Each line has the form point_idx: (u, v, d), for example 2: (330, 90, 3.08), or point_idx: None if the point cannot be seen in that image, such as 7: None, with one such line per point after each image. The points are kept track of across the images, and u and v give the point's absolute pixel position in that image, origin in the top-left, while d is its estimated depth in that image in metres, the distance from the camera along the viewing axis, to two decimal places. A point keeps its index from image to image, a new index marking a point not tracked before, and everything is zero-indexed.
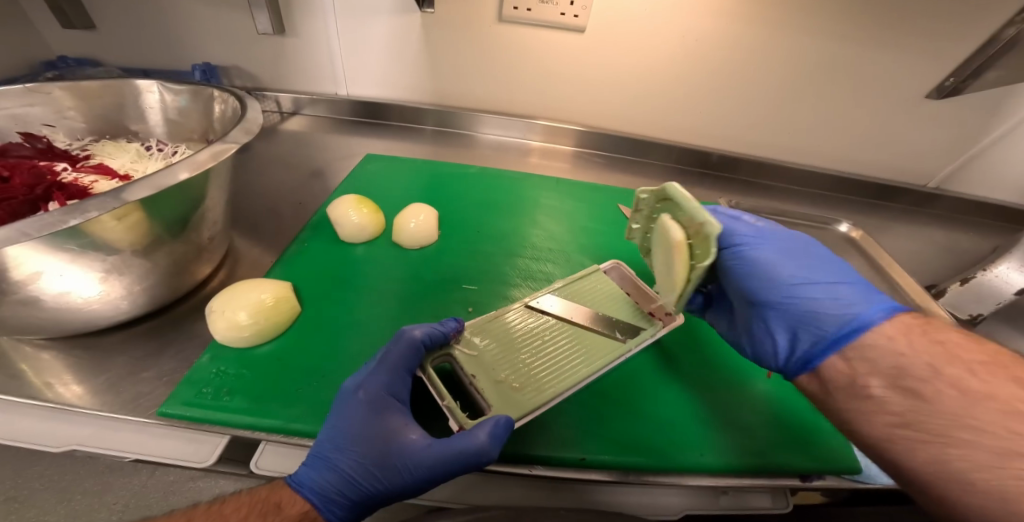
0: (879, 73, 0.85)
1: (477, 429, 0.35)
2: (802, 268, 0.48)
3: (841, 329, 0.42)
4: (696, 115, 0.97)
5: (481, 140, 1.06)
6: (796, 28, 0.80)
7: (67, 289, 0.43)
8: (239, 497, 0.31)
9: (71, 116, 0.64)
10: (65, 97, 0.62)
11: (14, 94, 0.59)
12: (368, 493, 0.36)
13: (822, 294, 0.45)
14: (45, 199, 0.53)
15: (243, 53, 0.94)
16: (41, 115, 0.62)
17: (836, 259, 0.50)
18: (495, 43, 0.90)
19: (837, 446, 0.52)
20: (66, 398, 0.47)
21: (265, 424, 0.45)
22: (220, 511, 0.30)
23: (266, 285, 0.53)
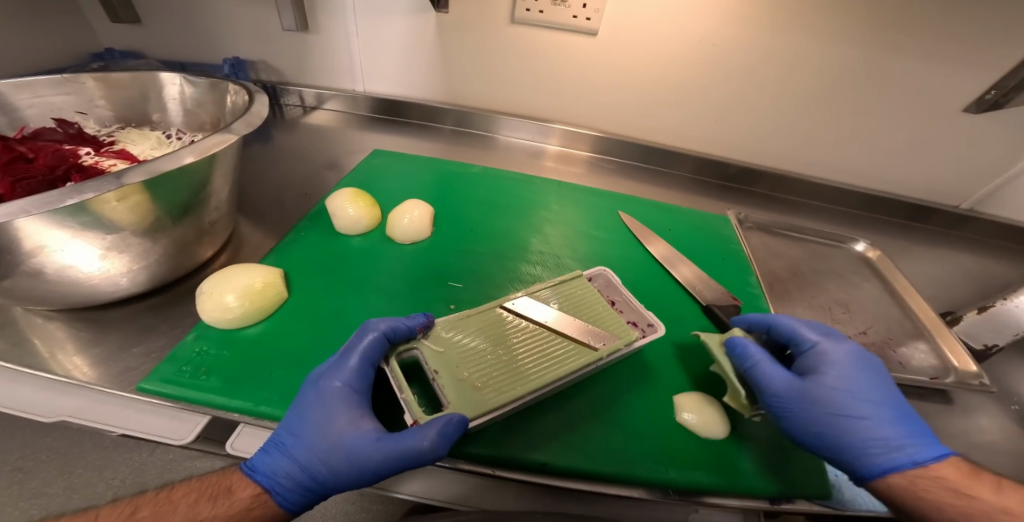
0: (909, 86, 0.81)
1: (427, 428, 0.36)
2: (854, 395, 0.50)
3: (897, 463, 0.46)
4: (714, 124, 0.95)
5: (497, 141, 1.07)
6: (827, 31, 0.77)
7: (72, 263, 0.46)
8: (190, 483, 0.34)
9: (101, 105, 0.68)
10: (96, 86, 0.66)
11: (50, 83, 0.63)
12: (321, 482, 0.37)
13: (879, 424, 0.48)
14: (65, 179, 0.53)
15: (269, 48, 0.97)
16: (74, 102, 0.66)
17: (878, 380, 0.52)
18: (509, 45, 0.90)
19: (812, 471, 0.51)
20: (62, 367, 0.50)
21: (237, 406, 0.47)
22: (169, 498, 0.32)
23: (254, 270, 0.55)
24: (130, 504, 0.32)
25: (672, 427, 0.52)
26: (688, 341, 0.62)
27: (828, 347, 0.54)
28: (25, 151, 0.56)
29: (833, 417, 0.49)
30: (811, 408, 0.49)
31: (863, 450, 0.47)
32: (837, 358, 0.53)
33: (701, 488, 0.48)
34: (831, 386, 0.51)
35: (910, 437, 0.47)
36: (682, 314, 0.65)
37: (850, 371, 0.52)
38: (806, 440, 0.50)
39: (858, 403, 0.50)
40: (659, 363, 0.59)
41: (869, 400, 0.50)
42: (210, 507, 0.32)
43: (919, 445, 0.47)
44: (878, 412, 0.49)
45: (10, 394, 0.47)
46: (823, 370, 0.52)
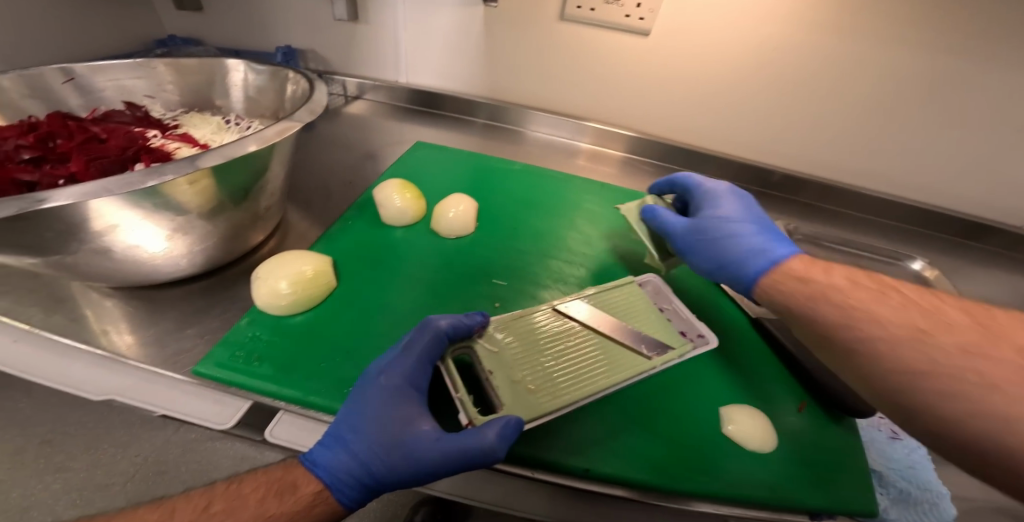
0: (981, 97, 0.76)
1: (486, 429, 0.35)
2: (745, 222, 0.58)
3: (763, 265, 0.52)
4: (764, 130, 0.92)
5: (530, 137, 1.06)
6: (901, 37, 0.73)
7: (137, 243, 0.47)
8: (256, 477, 0.34)
9: (168, 89, 0.70)
10: (167, 72, 0.69)
11: (128, 67, 0.66)
12: (380, 480, 0.37)
13: (755, 236, 0.56)
14: (134, 160, 0.55)
15: (318, 37, 0.99)
16: (145, 87, 0.69)
17: (762, 221, 0.60)
18: (556, 42, 0.89)
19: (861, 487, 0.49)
20: (117, 345, 0.52)
21: (286, 394, 0.47)
22: (238, 491, 0.33)
23: (305, 257, 0.56)
24: (203, 498, 0.32)
25: (718, 437, 0.51)
26: (736, 353, 0.59)
27: (725, 198, 0.64)
28: (100, 132, 0.58)
29: (723, 241, 0.57)
30: (710, 239, 0.59)
31: (745, 256, 0.54)
32: (731, 205, 0.62)
33: (752, 501, 0.47)
34: (724, 220, 0.59)
35: (778, 243, 0.54)
36: (730, 324, 0.63)
37: (717, 214, 0.61)
38: (719, 273, 0.58)
39: (735, 225, 0.58)
40: (705, 373, 0.57)
41: (751, 226, 0.57)
42: (276, 503, 0.33)
43: (780, 245, 0.54)
44: (761, 228, 0.57)
45: (65, 371, 0.49)
46: (716, 211, 0.61)
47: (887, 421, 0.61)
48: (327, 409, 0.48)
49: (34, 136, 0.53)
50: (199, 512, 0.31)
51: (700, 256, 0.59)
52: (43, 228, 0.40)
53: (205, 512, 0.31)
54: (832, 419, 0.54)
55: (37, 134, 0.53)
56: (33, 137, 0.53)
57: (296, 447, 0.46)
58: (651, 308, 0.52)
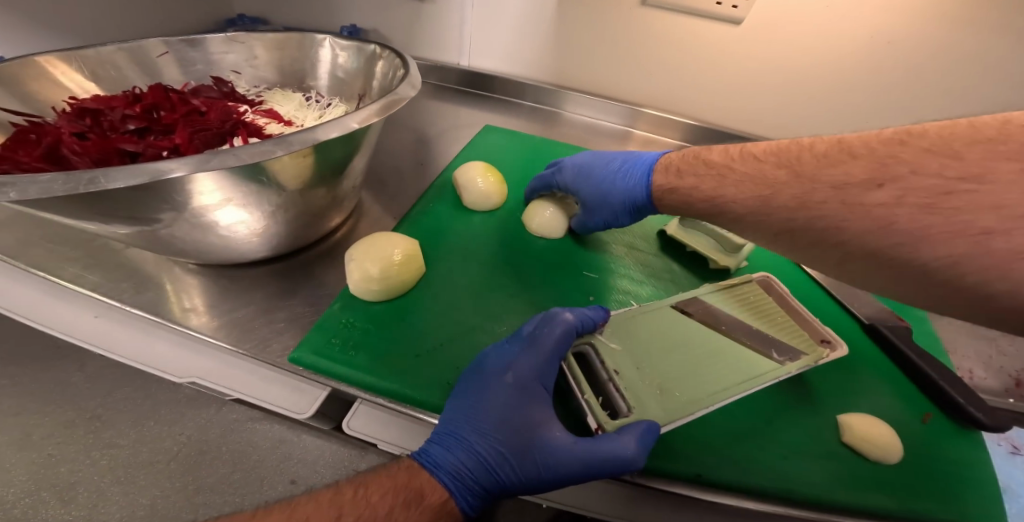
0: None
1: (625, 436, 0.35)
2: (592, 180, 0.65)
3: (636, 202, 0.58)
4: (849, 124, 0.85)
5: (567, 118, 1.02)
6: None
7: (236, 220, 0.45)
8: (382, 482, 0.33)
9: (257, 63, 0.69)
10: (259, 47, 0.68)
11: (223, 41, 0.66)
12: (499, 481, 0.37)
13: (633, 160, 0.63)
14: (232, 134, 0.53)
15: (381, 16, 0.96)
16: (235, 60, 0.68)
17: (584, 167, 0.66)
18: (633, 28, 0.84)
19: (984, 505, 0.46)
20: (205, 326, 0.50)
21: (384, 387, 0.46)
22: (367, 499, 0.31)
23: (394, 240, 0.53)
24: (333, 507, 0.30)
25: (839, 448, 0.47)
26: (848, 362, 0.55)
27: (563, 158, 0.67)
28: (200, 106, 0.58)
29: (607, 180, 0.62)
30: (592, 187, 0.62)
31: (631, 179, 0.60)
32: (576, 156, 0.67)
33: (877, 513, 0.44)
34: (587, 164, 0.65)
35: (628, 169, 0.61)
36: (837, 329, 0.58)
37: (573, 162, 0.66)
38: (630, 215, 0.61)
39: (603, 165, 0.64)
40: (817, 381, 0.53)
41: (607, 162, 0.64)
42: (404, 513, 0.31)
43: (639, 164, 0.62)
44: (618, 160, 0.65)
45: (147, 352, 0.48)
46: (567, 161, 0.66)
47: (1009, 435, 0.57)
48: (426, 404, 0.46)
49: (142, 107, 0.54)
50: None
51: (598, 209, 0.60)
52: (159, 203, 0.38)
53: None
54: (960, 428, 0.51)
55: (144, 104, 0.55)
56: (140, 107, 0.54)
57: (371, 440, 0.46)
58: (773, 312, 0.48)
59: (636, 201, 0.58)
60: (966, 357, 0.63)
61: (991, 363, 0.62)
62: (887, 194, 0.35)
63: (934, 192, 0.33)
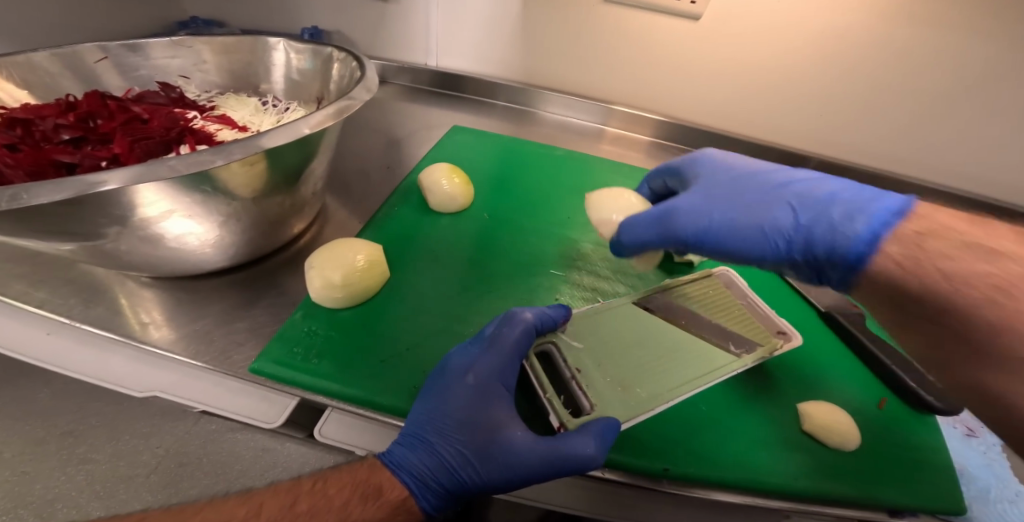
0: None
1: (586, 440, 0.35)
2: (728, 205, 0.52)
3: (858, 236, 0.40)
4: (810, 118, 0.87)
5: (545, 119, 1.02)
6: (978, 25, 0.68)
7: (185, 231, 0.43)
8: (341, 476, 0.34)
9: (206, 68, 0.68)
10: (205, 50, 0.66)
11: (166, 45, 0.64)
12: (462, 482, 0.37)
13: (831, 188, 0.46)
14: (178, 141, 0.53)
15: (344, 18, 0.94)
16: (181, 66, 0.66)
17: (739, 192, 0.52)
18: (597, 26, 0.85)
19: (943, 485, 0.48)
20: (160, 340, 0.49)
21: (348, 394, 0.45)
22: (324, 491, 0.32)
23: (358, 245, 0.53)
24: (289, 495, 0.32)
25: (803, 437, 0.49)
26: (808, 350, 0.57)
27: (747, 162, 0.57)
28: (141, 112, 0.56)
29: (759, 203, 0.50)
30: (738, 198, 0.52)
31: (853, 212, 0.42)
32: (740, 161, 0.57)
33: (836, 499, 0.45)
34: (747, 180, 0.54)
35: (867, 194, 0.43)
36: (797, 318, 0.60)
37: (728, 173, 0.56)
38: (752, 246, 0.49)
39: (789, 180, 0.50)
40: (779, 370, 0.54)
41: (786, 177, 0.51)
42: (361, 508, 0.32)
43: (879, 201, 0.42)
44: (800, 180, 0.50)
45: (105, 366, 0.46)
46: (710, 168, 0.58)
47: (962, 418, 0.59)
48: (392, 410, 0.45)
49: (74, 116, 0.52)
50: (286, 509, 0.31)
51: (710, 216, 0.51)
52: (95, 216, 0.37)
53: (292, 510, 0.31)
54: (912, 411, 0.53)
55: (77, 113, 0.52)
56: (73, 117, 0.52)
57: (345, 447, 0.45)
58: (733, 304, 0.50)
59: (818, 239, 0.43)
60: None
61: None
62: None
63: None
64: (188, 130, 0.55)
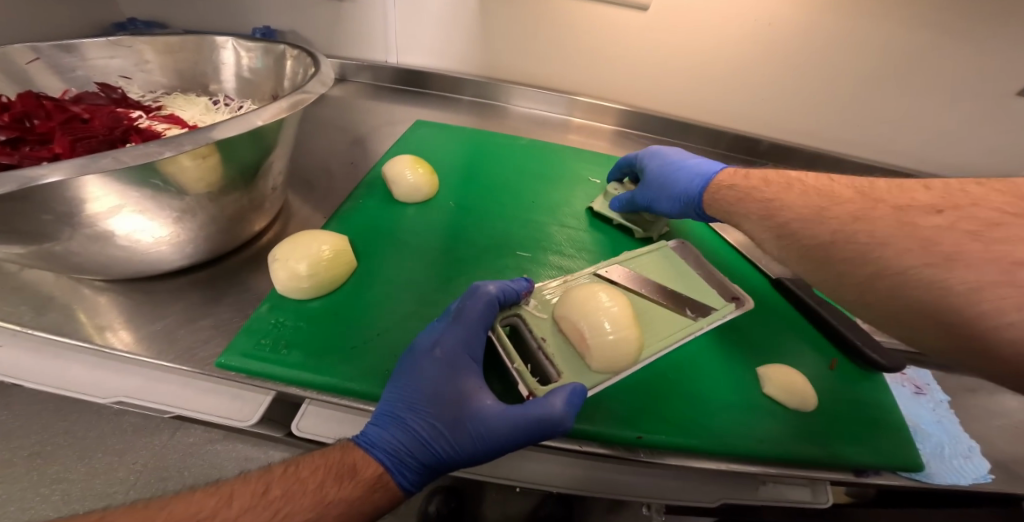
0: (962, 70, 0.80)
1: (553, 398, 0.39)
2: (646, 179, 0.67)
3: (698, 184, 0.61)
4: (759, 101, 0.92)
5: (515, 113, 1.04)
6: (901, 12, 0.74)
7: (136, 229, 0.43)
8: (315, 460, 0.36)
9: (148, 69, 0.67)
10: (147, 50, 0.66)
11: (103, 45, 0.63)
12: (435, 456, 0.41)
13: (705, 170, 0.63)
14: (124, 140, 0.52)
15: (300, 17, 0.93)
16: (121, 66, 0.66)
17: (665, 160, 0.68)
18: (553, 18, 0.87)
19: (897, 441, 0.51)
20: (119, 343, 0.47)
21: (320, 382, 0.45)
22: (297, 475, 0.35)
23: (323, 237, 0.53)
24: (261, 482, 0.34)
25: (766, 401, 0.51)
26: (768, 318, 0.60)
27: (657, 149, 0.71)
28: (81, 113, 0.55)
29: (667, 174, 0.65)
30: (654, 171, 0.66)
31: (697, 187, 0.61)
32: (663, 154, 0.70)
33: (799, 461, 0.48)
34: (666, 164, 0.66)
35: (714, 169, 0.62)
36: (752, 288, 0.64)
37: (657, 160, 0.69)
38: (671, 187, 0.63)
39: (678, 167, 0.65)
40: (741, 337, 0.57)
41: (685, 163, 0.66)
42: (336, 488, 0.35)
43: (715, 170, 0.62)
44: (696, 166, 0.65)
45: (64, 373, 0.45)
46: (650, 164, 0.69)
47: (910, 377, 0.61)
48: (364, 395, 0.46)
49: (10, 116, 0.50)
50: (259, 496, 0.33)
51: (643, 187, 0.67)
52: (40, 212, 0.36)
53: (266, 497, 0.33)
54: (860, 370, 0.57)
55: (12, 113, 0.50)
56: (9, 117, 0.50)
57: (324, 440, 0.45)
58: (684, 272, 0.56)
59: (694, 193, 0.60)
60: None
61: None
62: (944, 218, 0.37)
63: (984, 222, 0.35)
64: (133, 129, 0.54)
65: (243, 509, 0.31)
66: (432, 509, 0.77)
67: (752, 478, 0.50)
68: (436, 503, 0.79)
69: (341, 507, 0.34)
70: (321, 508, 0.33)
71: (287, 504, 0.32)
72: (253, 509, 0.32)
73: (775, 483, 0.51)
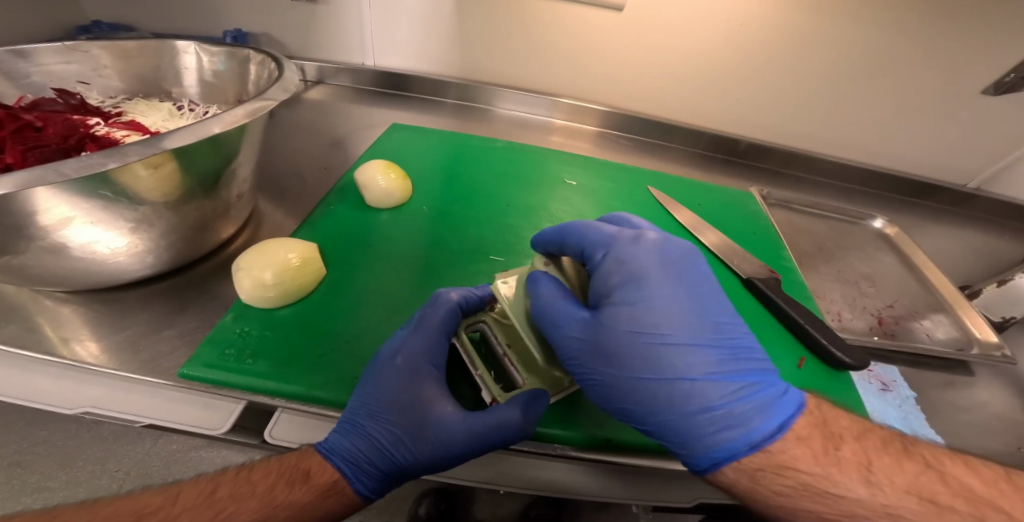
0: (927, 70, 0.81)
1: (511, 405, 0.40)
2: (614, 362, 0.41)
3: (728, 450, 0.38)
4: (733, 102, 0.93)
5: (497, 115, 1.04)
6: (864, 15, 0.76)
7: (91, 240, 0.42)
8: (268, 465, 0.36)
9: (107, 74, 0.66)
10: (104, 55, 0.64)
11: (58, 51, 0.62)
12: (397, 463, 0.42)
13: (733, 378, 0.39)
14: (78, 148, 0.53)
15: (273, 19, 0.91)
16: (78, 71, 0.64)
17: (668, 307, 0.42)
18: (530, 20, 0.87)
19: None
20: (79, 355, 0.46)
21: (286, 391, 0.45)
22: (248, 478, 0.35)
23: (290, 244, 0.52)
24: (211, 483, 0.34)
25: None
26: None
27: (653, 279, 0.43)
28: (33, 120, 0.56)
29: (652, 367, 0.40)
30: (628, 356, 0.41)
31: (703, 435, 0.38)
32: (650, 273, 0.44)
33: None
34: (647, 341, 0.41)
35: (746, 395, 0.39)
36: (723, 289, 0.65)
37: (640, 302, 0.42)
38: (633, 386, 0.41)
39: (665, 329, 0.41)
40: None
41: (681, 324, 0.41)
42: (286, 491, 0.35)
43: (777, 405, 0.38)
44: (704, 343, 0.41)
45: (29, 385, 0.44)
46: (627, 320, 0.42)
47: (877, 374, 0.63)
48: (331, 403, 0.46)
49: None
50: (205, 496, 0.33)
51: (595, 363, 0.42)
52: None
53: (212, 496, 0.33)
54: (830, 369, 0.57)
55: None
56: None
57: (298, 446, 0.45)
58: None
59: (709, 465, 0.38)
60: (834, 302, 0.73)
61: (858, 304, 0.73)
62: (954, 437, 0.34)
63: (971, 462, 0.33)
64: (89, 137, 0.55)
65: (187, 506, 0.32)
66: (421, 511, 0.75)
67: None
68: (425, 506, 0.77)
69: (290, 511, 0.34)
70: (268, 509, 0.33)
71: (233, 503, 0.33)
72: (197, 507, 0.32)
73: None
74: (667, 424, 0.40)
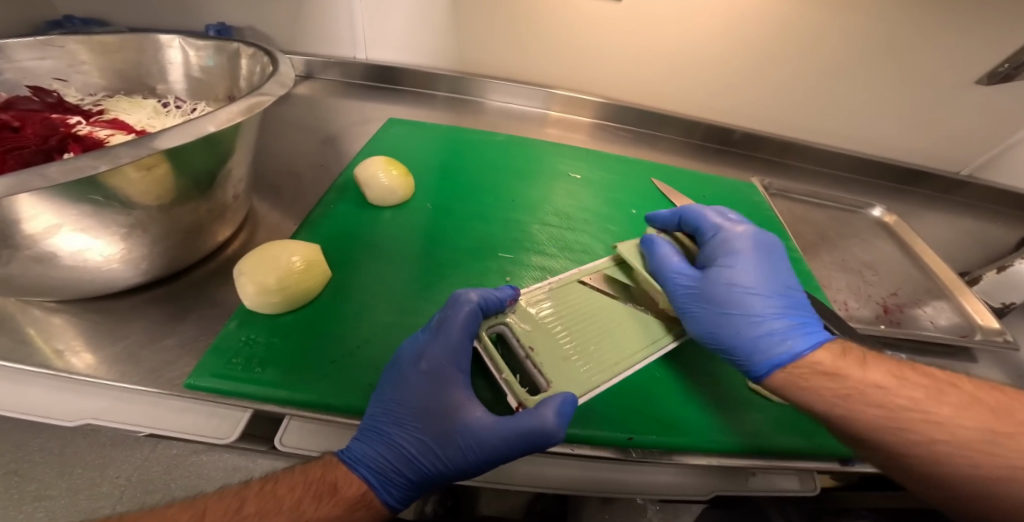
0: (923, 60, 0.81)
1: (544, 409, 0.38)
2: (725, 300, 0.50)
3: (779, 357, 0.46)
4: (730, 94, 0.93)
5: (491, 107, 1.01)
6: (864, 5, 0.75)
7: (81, 247, 0.39)
8: (293, 476, 0.36)
9: (85, 70, 0.63)
10: (80, 50, 0.61)
11: (30, 46, 0.58)
12: (423, 468, 0.41)
13: (770, 307, 0.49)
14: (60, 149, 0.50)
15: (257, 13, 0.88)
16: (54, 68, 0.61)
17: (785, 260, 0.54)
18: (524, 11, 0.84)
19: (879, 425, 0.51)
20: (75, 367, 0.44)
21: (299, 400, 0.43)
22: (274, 492, 0.34)
23: (293, 247, 0.50)
24: (236, 498, 0.33)
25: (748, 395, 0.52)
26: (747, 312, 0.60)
27: (747, 254, 0.53)
28: (11, 120, 0.54)
29: (737, 308, 0.50)
30: (710, 306, 0.49)
31: (761, 348, 0.47)
32: (750, 262, 0.52)
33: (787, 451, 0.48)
34: (735, 290, 0.50)
35: (797, 329, 0.47)
36: None
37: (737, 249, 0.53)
38: (722, 322, 0.49)
39: (749, 286, 0.51)
40: None
41: (757, 280, 0.51)
42: (314, 506, 0.34)
43: (809, 333, 0.48)
44: (774, 293, 0.50)
45: (21, 399, 0.41)
46: (723, 276, 0.51)
47: None
48: (343, 412, 0.44)
49: None
50: (233, 512, 0.32)
51: (690, 307, 0.49)
52: None
53: (238, 513, 0.32)
54: None
55: None
56: None
57: (308, 453, 0.43)
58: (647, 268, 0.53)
59: (780, 361, 0.46)
60: (840, 291, 0.73)
61: (863, 293, 0.74)
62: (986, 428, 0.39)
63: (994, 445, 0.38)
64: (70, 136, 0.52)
65: None
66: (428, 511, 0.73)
67: (745, 469, 0.49)
68: (432, 504, 0.75)
69: None
70: None
71: None
72: None
73: (766, 472, 0.50)
74: (731, 345, 0.48)
